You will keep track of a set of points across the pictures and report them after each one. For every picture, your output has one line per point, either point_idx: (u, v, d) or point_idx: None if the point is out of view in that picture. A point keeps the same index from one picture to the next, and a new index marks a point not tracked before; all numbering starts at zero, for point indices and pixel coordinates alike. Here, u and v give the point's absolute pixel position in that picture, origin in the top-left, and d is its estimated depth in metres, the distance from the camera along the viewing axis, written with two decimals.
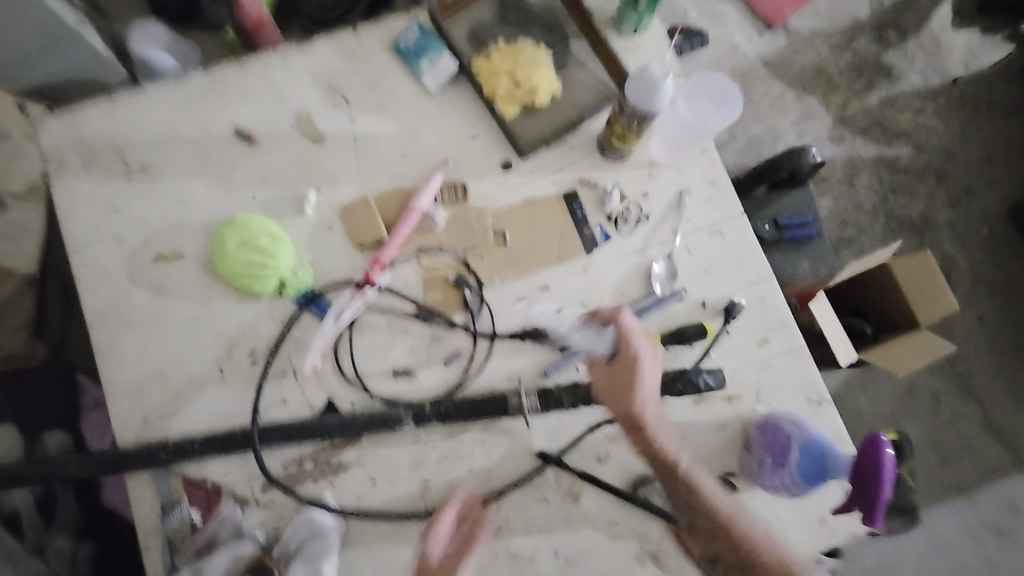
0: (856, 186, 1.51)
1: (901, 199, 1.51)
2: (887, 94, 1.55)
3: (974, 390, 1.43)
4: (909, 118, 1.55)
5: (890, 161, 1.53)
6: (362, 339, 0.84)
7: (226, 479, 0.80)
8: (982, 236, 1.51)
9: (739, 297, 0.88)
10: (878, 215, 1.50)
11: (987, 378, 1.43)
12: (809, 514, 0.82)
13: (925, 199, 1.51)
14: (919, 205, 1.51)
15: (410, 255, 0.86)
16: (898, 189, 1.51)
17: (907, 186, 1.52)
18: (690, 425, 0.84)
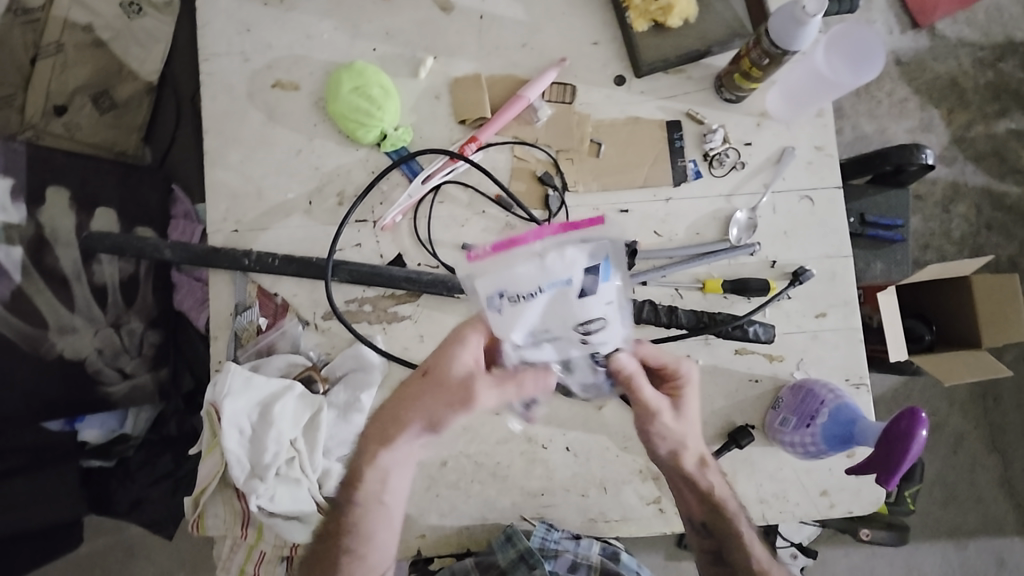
0: (952, 212, 1.44)
1: (993, 237, 1.43)
2: (1017, 125, 1.45)
3: (1003, 445, 1.37)
4: None
5: (996, 195, 1.44)
6: (442, 208, 0.89)
7: (295, 299, 0.87)
8: None
9: (811, 265, 0.89)
10: (966, 247, 1.43)
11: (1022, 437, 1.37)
12: (814, 482, 0.85)
13: (1021, 243, 1.43)
14: (1011, 248, 1.43)
15: (504, 141, 0.89)
16: (993, 226, 1.43)
17: (1004, 226, 1.44)
18: (726, 371, 0.87)
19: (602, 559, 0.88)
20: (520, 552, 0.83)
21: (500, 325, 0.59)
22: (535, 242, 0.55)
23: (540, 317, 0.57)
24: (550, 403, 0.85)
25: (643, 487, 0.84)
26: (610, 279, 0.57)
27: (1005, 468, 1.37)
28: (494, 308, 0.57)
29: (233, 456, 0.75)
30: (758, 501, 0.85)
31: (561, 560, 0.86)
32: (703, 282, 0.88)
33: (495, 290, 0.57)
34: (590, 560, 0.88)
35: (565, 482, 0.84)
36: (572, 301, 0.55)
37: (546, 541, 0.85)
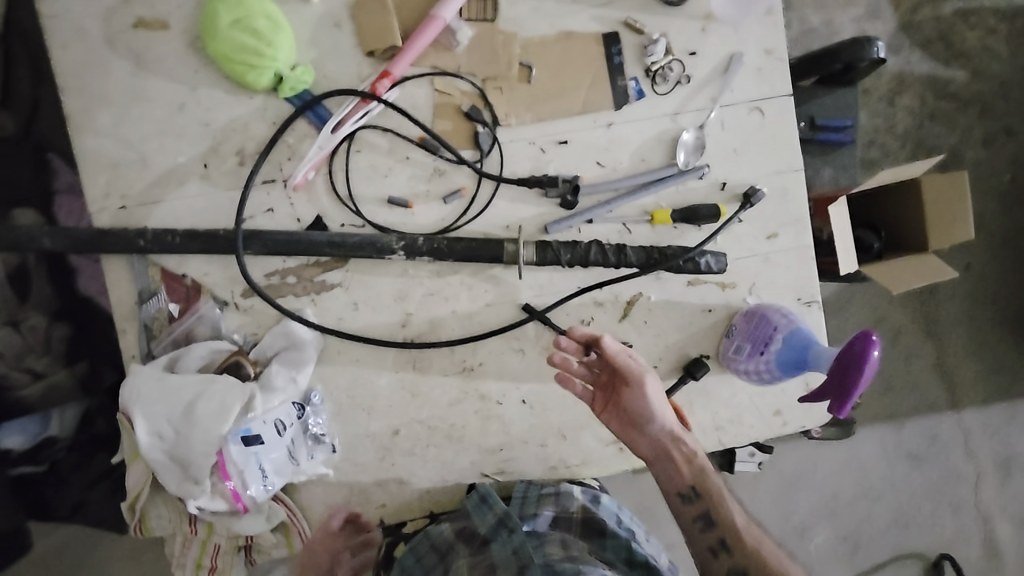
0: (899, 106, 1.40)
1: (936, 127, 1.41)
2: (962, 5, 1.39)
3: (939, 332, 1.43)
4: (977, 39, 1.40)
5: (940, 83, 1.40)
6: (359, 158, 0.79)
7: (206, 278, 0.77)
8: (1001, 182, 1.42)
9: (762, 184, 0.84)
10: (912, 141, 1.40)
11: (955, 323, 1.44)
12: (768, 403, 0.86)
13: (963, 132, 1.41)
14: (954, 137, 1.41)
15: (422, 74, 0.79)
16: (937, 116, 1.40)
17: (948, 114, 1.41)
18: (677, 304, 0.84)
19: (585, 502, 0.81)
20: (499, 514, 0.71)
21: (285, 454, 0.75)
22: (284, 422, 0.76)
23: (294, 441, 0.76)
24: (500, 357, 0.82)
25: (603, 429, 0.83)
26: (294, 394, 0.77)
27: (942, 353, 1.44)
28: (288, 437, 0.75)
29: (159, 461, 0.70)
30: (714, 428, 0.86)
31: (541, 513, 0.79)
32: (650, 214, 0.82)
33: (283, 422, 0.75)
34: (570, 507, 0.80)
35: (523, 434, 0.82)
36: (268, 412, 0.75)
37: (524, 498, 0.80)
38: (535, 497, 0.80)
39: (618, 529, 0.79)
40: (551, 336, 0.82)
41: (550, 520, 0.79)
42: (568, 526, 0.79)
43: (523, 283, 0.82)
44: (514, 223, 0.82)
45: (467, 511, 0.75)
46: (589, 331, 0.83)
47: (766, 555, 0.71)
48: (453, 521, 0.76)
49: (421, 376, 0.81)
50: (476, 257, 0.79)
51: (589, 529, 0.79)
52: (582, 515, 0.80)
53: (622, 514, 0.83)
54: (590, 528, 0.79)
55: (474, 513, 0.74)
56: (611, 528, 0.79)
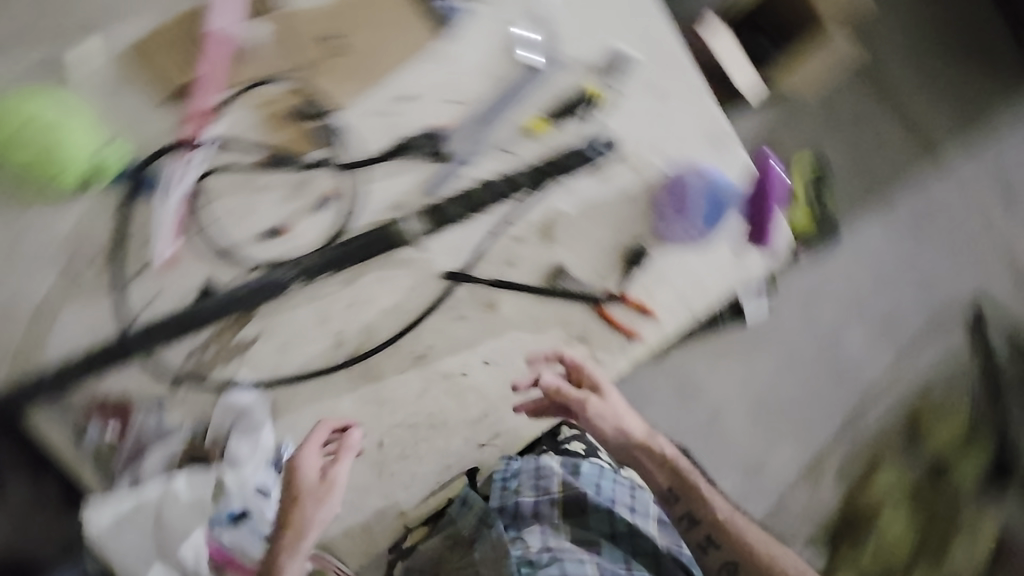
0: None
1: None
2: None
3: (891, 93, 1.38)
4: None
5: None
6: (216, 208, 0.74)
7: (130, 388, 0.75)
8: None
9: (624, 48, 0.80)
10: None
11: (902, 78, 1.39)
12: (724, 255, 0.82)
13: None
14: None
15: (239, 93, 0.74)
16: None
17: None
18: (595, 200, 0.80)
19: (564, 476, 0.86)
20: (479, 511, 0.79)
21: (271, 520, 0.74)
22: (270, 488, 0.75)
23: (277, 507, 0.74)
24: (444, 331, 0.79)
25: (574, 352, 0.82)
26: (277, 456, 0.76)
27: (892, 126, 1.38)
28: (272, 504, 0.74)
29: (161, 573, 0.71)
30: (683, 302, 0.82)
31: (524, 495, 0.84)
32: (527, 127, 0.78)
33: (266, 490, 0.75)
34: (551, 488, 0.85)
35: (501, 392, 0.81)
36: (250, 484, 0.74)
37: (503, 487, 0.83)
38: (517, 485, 0.84)
39: (599, 500, 0.85)
40: (484, 289, 0.79)
41: (533, 502, 0.84)
42: (551, 507, 0.84)
43: (433, 252, 0.78)
44: (398, 200, 0.77)
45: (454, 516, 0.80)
46: (519, 268, 0.80)
47: (750, 542, 0.78)
48: (439, 531, 0.80)
49: (379, 384, 0.78)
50: (371, 251, 0.77)
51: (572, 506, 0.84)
52: (563, 494, 0.85)
53: (603, 480, 0.88)
54: (570, 505, 0.84)
55: (462, 520, 0.80)
56: (592, 500, 0.85)
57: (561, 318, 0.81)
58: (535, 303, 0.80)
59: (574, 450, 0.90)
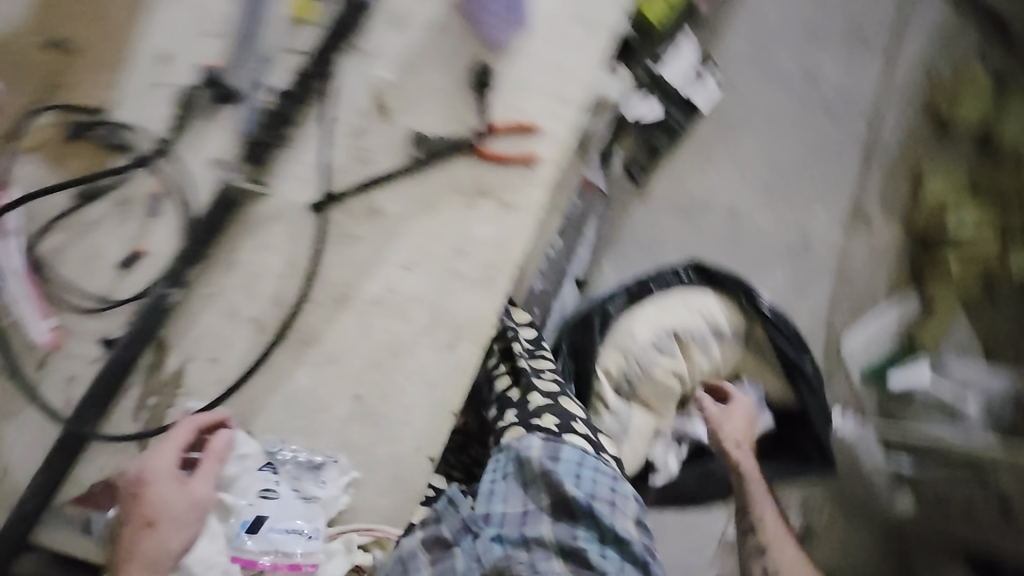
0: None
1: None
2: None
3: None
4: None
5: None
6: (65, 267, 0.70)
7: (106, 470, 0.74)
8: None
9: None
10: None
11: None
12: (570, 30, 0.72)
13: None
14: None
15: (9, 150, 0.67)
16: None
17: None
18: (409, 52, 0.72)
19: (545, 463, 0.69)
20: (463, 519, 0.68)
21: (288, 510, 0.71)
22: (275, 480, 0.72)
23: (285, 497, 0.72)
24: (347, 260, 0.73)
25: (481, 209, 0.73)
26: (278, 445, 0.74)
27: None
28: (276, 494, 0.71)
29: None
30: (557, 99, 0.73)
31: (511, 505, 0.68)
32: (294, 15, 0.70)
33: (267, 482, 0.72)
34: (540, 496, 0.68)
35: (437, 285, 0.75)
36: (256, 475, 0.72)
37: (490, 498, 0.69)
38: (503, 501, 0.68)
39: (577, 495, 0.67)
40: (358, 200, 0.72)
41: (520, 514, 0.67)
42: (541, 517, 0.67)
43: (288, 192, 0.71)
44: (218, 160, 0.69)
45: (438, 517, 0.69)
46: (379, 160, 0.72)
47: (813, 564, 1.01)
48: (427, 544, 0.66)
49: (321, 342, 0.74)
50: (220, 224, 0.70)
51: (555, 506, 0.67)
52: (552, 500, 0.68)
53: (584, 469, 0.70)
54: (562, 509, 0.67)
55: (443, 519, 0.68)
56: (571, 491, 0.67)
57: (448, 184, 0.73)
58: (413, 184, 0.73)
59: (546, 426, 0.75)
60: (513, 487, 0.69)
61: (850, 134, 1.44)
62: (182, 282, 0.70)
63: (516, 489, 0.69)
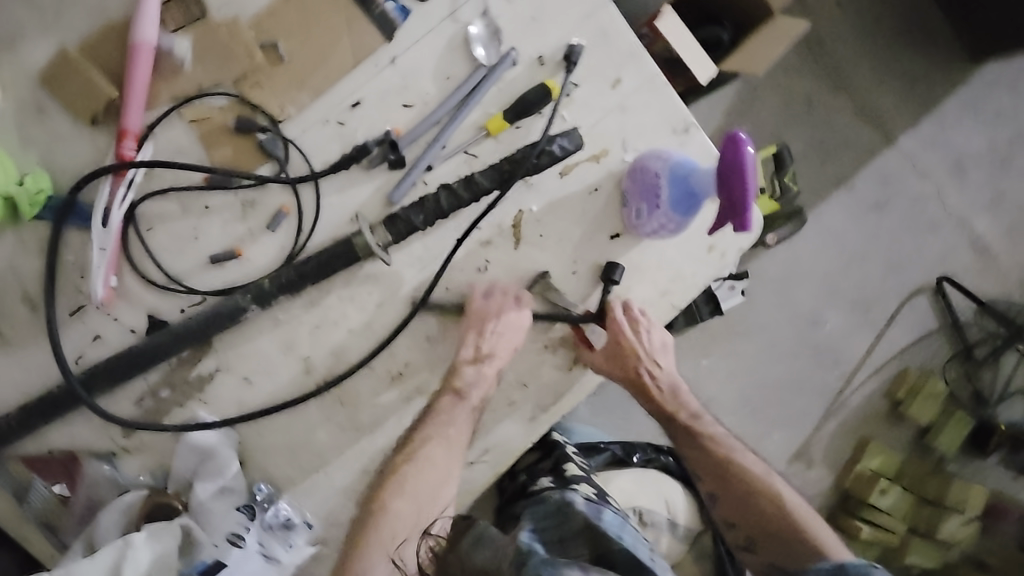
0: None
1: None
2: None
3: (842, 79, 1.50)
4: None
5: None
6: (158, 235, 0.68)
7: (78, 441, 0.68)
8: None
9: (577, 38, 0.75)
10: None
11: (852, 64, 1.50)
12: (697, 245, 0.80)
13: None
14: None
15: (167, 113, 0.66)
16: None
17: None
18: (560, 201, 0.77)
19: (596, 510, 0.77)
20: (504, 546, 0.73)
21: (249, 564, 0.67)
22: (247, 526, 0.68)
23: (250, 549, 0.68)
24: (420, 345, 0.75)
25: (557, 357, 0.78)
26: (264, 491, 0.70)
27: (820, 113, 1.49)
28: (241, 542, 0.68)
29: None
30: (661, 295, 0.80)
31: None
32: (485, 129, 0.73)
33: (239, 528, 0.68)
34: (580, 549, 0.63)
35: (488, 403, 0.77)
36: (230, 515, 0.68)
37: None
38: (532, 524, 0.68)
39: None
40: (458, 298, 0.75)
41: None
42: None
43: (401, 264, 0.73)
44: (355, 211, 0.72)
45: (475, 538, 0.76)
46: (491, 276, 0.76)
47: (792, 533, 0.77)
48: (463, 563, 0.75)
49: (356, 408, 0.73)
50: (330, 269, 0.70)
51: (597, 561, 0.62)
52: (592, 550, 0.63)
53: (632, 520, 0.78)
54: None
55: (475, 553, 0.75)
56: None
57: (540, 322, 0.77)
58: (512, 308, 0.77)
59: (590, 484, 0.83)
60: None
61: (822, 382, 1.54)
62: (264, 303, 0.69)
63: None
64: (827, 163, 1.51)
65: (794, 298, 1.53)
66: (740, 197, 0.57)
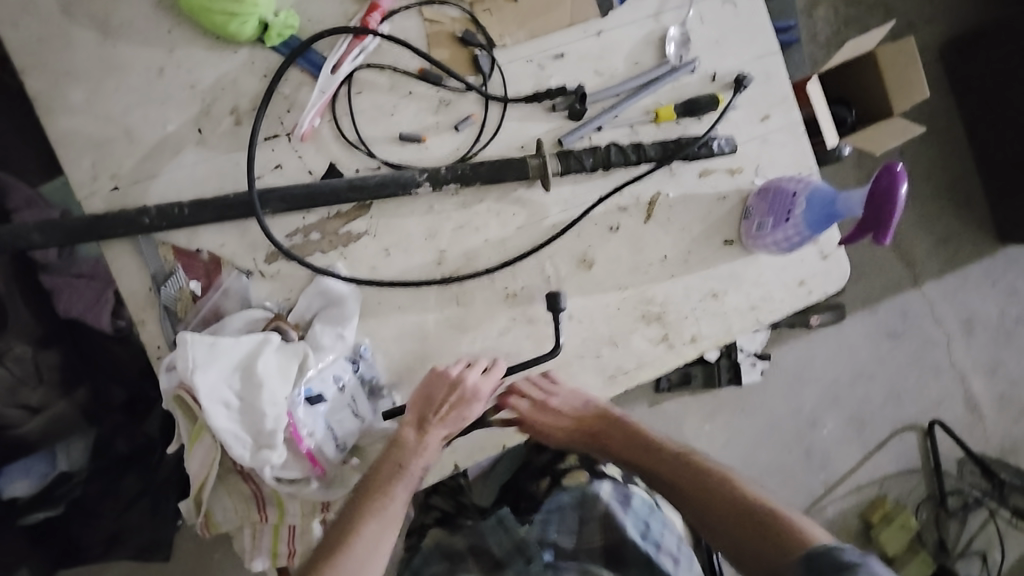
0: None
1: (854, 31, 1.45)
2: None
3: None
4: None
5: None
6: (362, 99, 0.75)
7: (224, 250, 0.72)
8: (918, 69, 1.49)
9: (748, 71, 0.87)
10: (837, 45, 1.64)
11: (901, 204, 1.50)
12: (791, 276, 0.89)
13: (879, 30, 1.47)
14: None
15: (410, 6, 0.76)
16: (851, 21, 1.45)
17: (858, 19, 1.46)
18: (692, 197, 0.86)
19: (613, 505, 0.86)
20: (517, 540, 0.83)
21: (338, 410, 0.71)
22: (348, 377, 0.72)
23: (343, 398, 0.71)
24: (540, 275, 0.81)
25: (648, 330, 0.85)
26: (369, 353, 0.74)
27: None
28: (340, 388, 0.71)
29: (228, 434, 0.61)
30: (751, 309, 0.88)
31: (562, 535, 0.86)
32: (653, 115, 0.84)
33: (342, 373, 0.72)
34: (597, 534, 0.85)
35: (578, 349, 0.83)
36: (338, 361, 0.72)
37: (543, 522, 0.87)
38: (558, 527, 0.87)
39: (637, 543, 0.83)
40: (585, 246, 0.83)
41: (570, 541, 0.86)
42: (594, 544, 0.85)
43: (550, 200, 0.82)
44: (528, 142, 0.80)
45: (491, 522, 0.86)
46: (619, 238, 0.84)
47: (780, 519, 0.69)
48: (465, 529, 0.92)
49: (468, 311, 0.79)
50: (501, 177, 0.77)
51: (610, 550, 0.83)
52: (607, 540, 0.84)
53: (650, 521, 0.86)
54: (613, 552, 0.83)
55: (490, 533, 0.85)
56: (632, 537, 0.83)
57: (643, 294, 0.85)
58: (626, 273, 0.84)
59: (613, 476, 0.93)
60: (570, 516, 0.88)
61: (806, 482, 1.50)
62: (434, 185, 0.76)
63: (575, 519, 0.87)
64: (860, 281, 1.49)
65: (798, 393, 1.49)
66: (884, 218, 0.67)
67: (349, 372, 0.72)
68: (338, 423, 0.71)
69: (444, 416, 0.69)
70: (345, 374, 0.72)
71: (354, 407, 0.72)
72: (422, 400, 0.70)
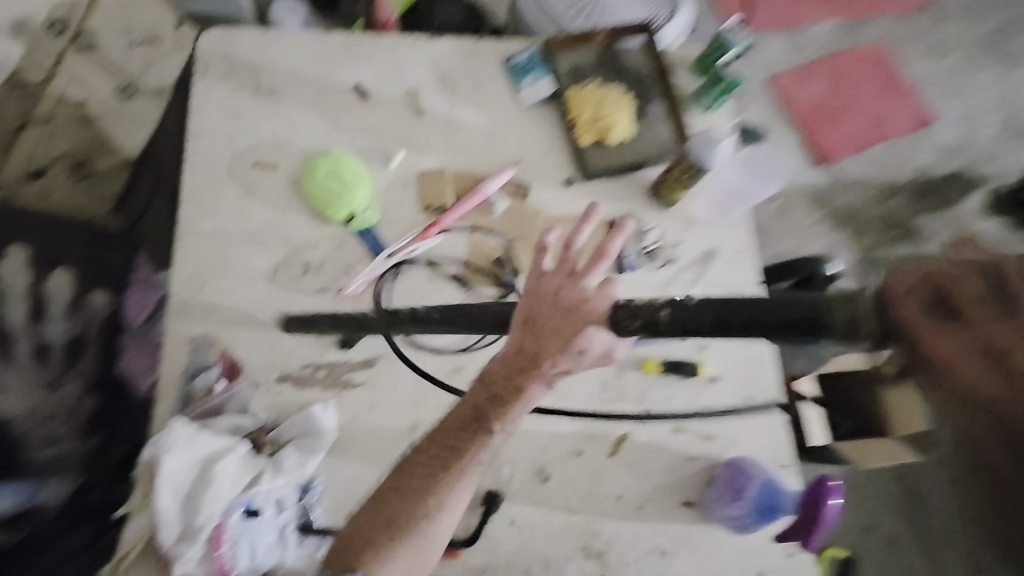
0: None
1: None
2: (914, 252, 1.60)
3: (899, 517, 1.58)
4: (929, 280, 1.64)
5: None
6: (401, 283, 0.94)
7: (248, 362, 0.88)
8: None
9: (739, 353, 0.95)
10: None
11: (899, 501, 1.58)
12: (749, 563, 0.86)
13: None
14: None
15: (464, 228, 0.97)
16: None
17: None
18: (661, 448, 0.90)
19: None
20: None
21: (271, 527, 0.77)
22: (292, 501, 0.79)
23: (279, 519, 0.77)
24: (496, 472, 0.87)
25: (585, 564, 0.85)
26: (319, 488, 0.82)
27: None
28: (280, 510, 0.78)
29: (166, 518, 0.72)
30: None
31: None
32: (641, 362, 0.93)
33: (288, 497, 0.79)
34: None
35: (509, 556, 0.84)
36: (290, 487, 0.79)
37: None
38: None
39: None
40: (545, 460, 0.88)
41: None
42: None
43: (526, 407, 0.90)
44: None
45: None
46: (580, 463, 0.89)
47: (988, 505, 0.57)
48: None
49: None
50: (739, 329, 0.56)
51: None
52: None
53: None
54: None
55: None
56: None
57: (589, 525, 0.86)
58: (579, 498, 0.87)
59: None
60: None
61: None
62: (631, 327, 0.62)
63: None
64: None
65: None
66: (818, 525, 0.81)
67: (292, 499, 0.79)
68: (263, 541, 0.76)
69: (558, 346, 0.65)
70: (288, 498, 0.79)
71: (284, 532, 0.78)
72: (529, 322, 0.67)
